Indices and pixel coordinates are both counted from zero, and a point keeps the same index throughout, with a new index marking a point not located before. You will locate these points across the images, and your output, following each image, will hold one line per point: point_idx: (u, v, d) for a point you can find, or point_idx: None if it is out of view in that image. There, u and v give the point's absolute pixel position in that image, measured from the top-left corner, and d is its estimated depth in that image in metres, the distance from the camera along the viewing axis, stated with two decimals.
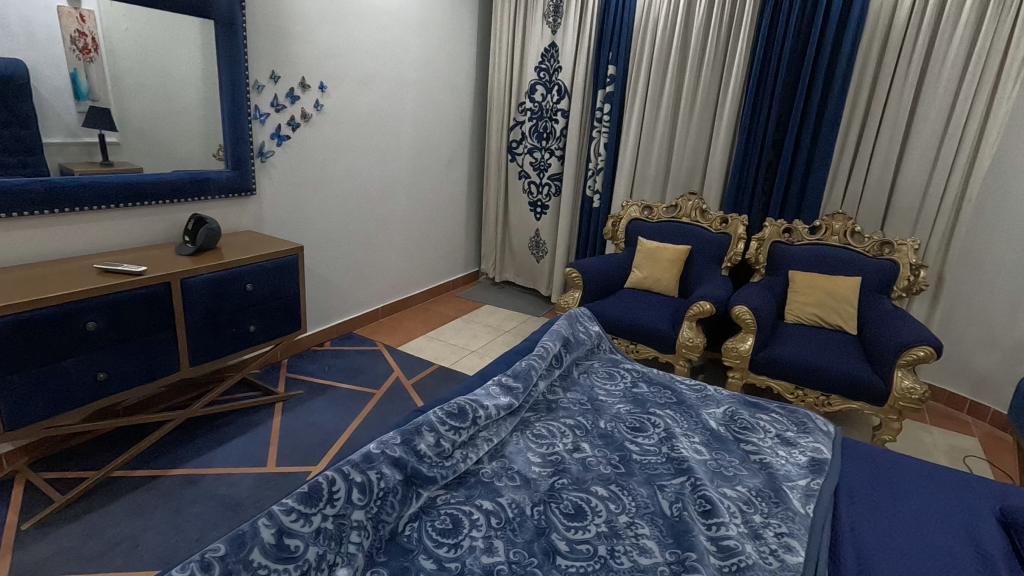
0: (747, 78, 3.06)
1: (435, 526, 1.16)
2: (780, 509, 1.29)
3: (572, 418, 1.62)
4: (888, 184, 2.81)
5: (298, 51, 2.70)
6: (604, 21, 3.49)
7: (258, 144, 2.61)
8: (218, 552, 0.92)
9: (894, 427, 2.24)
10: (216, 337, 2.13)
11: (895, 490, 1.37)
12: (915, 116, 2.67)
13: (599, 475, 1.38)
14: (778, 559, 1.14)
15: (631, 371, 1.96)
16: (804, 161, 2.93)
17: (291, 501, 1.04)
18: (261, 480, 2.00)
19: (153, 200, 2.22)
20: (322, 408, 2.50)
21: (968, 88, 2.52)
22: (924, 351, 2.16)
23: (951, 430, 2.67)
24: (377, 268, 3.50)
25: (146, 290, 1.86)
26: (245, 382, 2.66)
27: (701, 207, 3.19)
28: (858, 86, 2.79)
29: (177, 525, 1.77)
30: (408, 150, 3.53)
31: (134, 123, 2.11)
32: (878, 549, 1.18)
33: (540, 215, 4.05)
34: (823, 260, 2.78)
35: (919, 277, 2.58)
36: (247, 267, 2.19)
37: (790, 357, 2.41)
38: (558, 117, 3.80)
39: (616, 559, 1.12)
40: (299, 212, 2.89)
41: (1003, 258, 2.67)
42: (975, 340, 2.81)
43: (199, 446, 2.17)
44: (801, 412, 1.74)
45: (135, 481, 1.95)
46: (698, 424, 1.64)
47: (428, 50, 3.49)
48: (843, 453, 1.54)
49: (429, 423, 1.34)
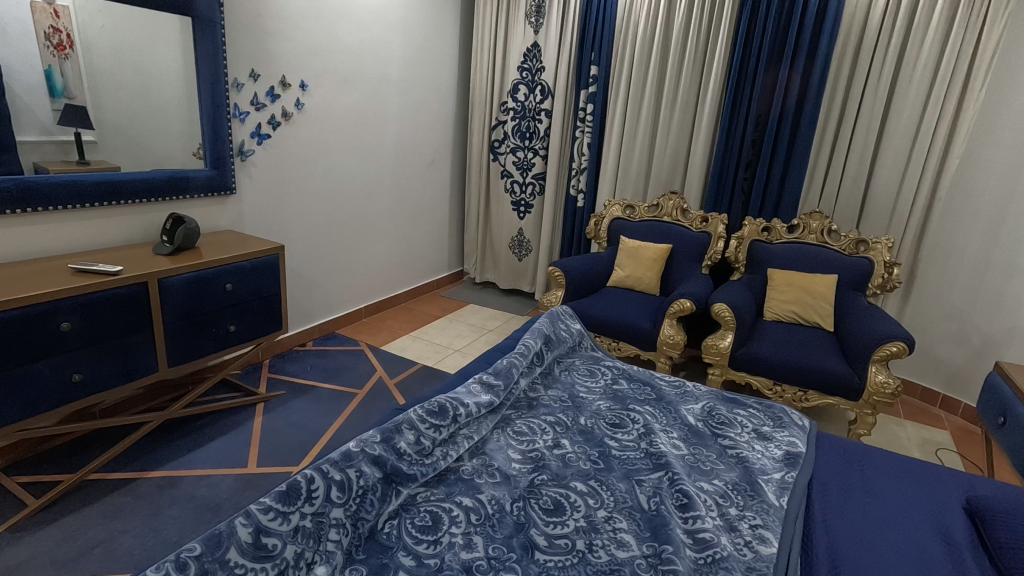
0: (726, 80, 3.10)
1: (415, 523, 1.17)
2: (755, 502, 1.31)
3: (552, 415, 1.63)
4: (863, 184, 2.87)
5: (278, 50, 2.68)
6: (586, 22, 3.52)
7: (238, 143, 2.58)
8: (194, 551, 0.92)
9: (869, 422, 2.29)
10: (196, 338, 2.11)
11: (867, 483, 1.40)
12: (889, 117, 2.73)
13: (578, 471, 1.39)
14: (752, 551, 1.16)
15: (612, 368, 1.98)
16: (781, 161, 2.98)
17: (269, 500, 1.04)
18: (241, 481, 1.99)
19: (130, 199, 2.19)
20: (304, 408, 2.49)
21: (939, 90, 2.58)
22: (897, 346, 2.22)
23: (924, 424, 2.74)
24: (359, 268, 3.48)
25: (123, 290, 1.84)
26: (225, 383, 2.64)
27: (682, 206, 3.22)
28: (834, 87, 2.84)
29: (155, 527, 1.75)
30: (390, 149, 3.52)
31: (111, 122, 2.08)
32: (849, 539, 1.21)
33: (524, 214, 4.06)
34: (801, 258, 2.83)
35: (893, 274, 2.65)
36: (226, 267, 2.17)
37: (768, 353, 2.45)
38: (542, 117, 3.81)
39: (594, 553, 1.13)
40: (280, 211, 2.87)
41: (974, 257, 2.74)
42: (946, 336, 2.88)
43: (178, 448, 2.14)
44: (778, 406, 1.77)
45: (112, 483, 1.92)
46: (676, 420, 1.67)
47: (410, 49, 3.49)
48: (818, 447, 1.57)
49: (409, 421, 1.34)
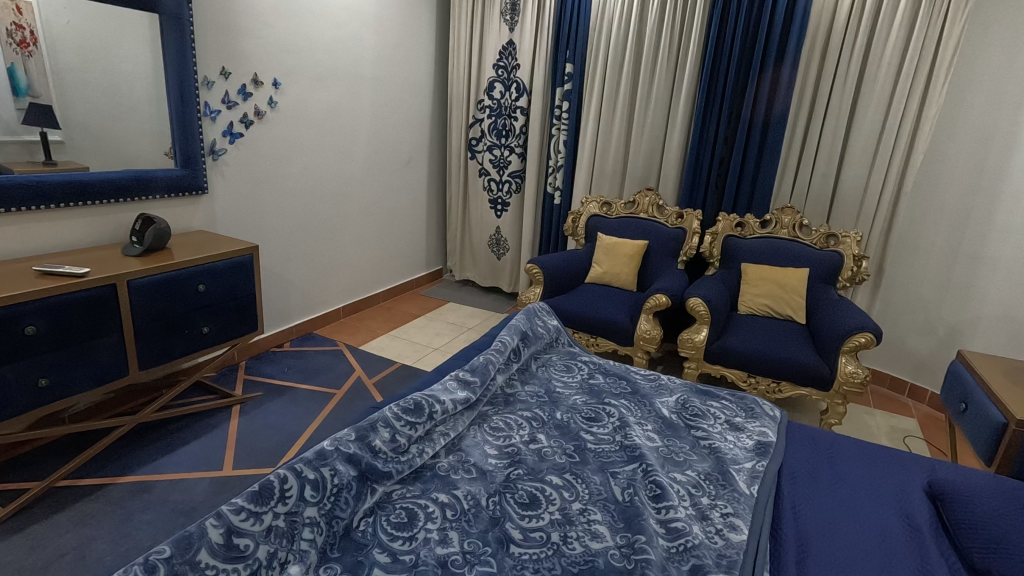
0: (698, 77, 3.14)
1: (390, 520, 1.17)
2: (726, 491, 1.34)
3: (529, 410, 1.65)
4: (832, 179, 2.93)
5: (250, 48, 2.64)
6: (561, 20, 3.53)
7: (209, 142, 2.54)
8: (163, 553, 0.91)
9: (839, 411, 2.35)
10: (167, 340, 2.08)
11: (834, 470, 1.44)
12: (856, 115, 2.79)
13: (554, 465, 1.41)
14: (723, 538, 1.19)
15: (589, 363, 2.00)
16: (754, 156, 3.03)
17: (241, 500, 1.03)
18: (216, 484, 1.97)
19: (97, 199, 2.14)
20: (281, 409, 2.47)
21: (902, 88, 2.65)
22: (865, 337, 2.27)
23: (892, 412, 2.81)
24: (335, 268, 3.46)
25: (91, 292, 1.80)
26: (200, 386, 2.60)
27: (657, 202, 3.26)
28: (803, 85, 2.90)
29: (127, 533, 1.73)
30: (366, 147, 3.49)
31: (78, 121, 2.04)
32: (817, 525, 1.24)
33: (501, 212, 4.07)
34: (774, 252, 2.88)
35: (861, 268, 2.72)
36: (199, 268, 2.14)
37: (741, 347, 2.49)
38: (518, 114, 3.82)
39: (568, 545, 1.14)
40: (254, 211, 2.84)
41: (938, 249, 2.82)
42: (913, 327, 2.96)
43: (151, 452, 2.11)
44: (750, 398, 1.80)
45: (82, 490, 1.88)
46: (651, 412, 1.69)
47: (384, 47, 3.46)
48: (788, 436, 1.61)
49: (385, 419, 1.34)
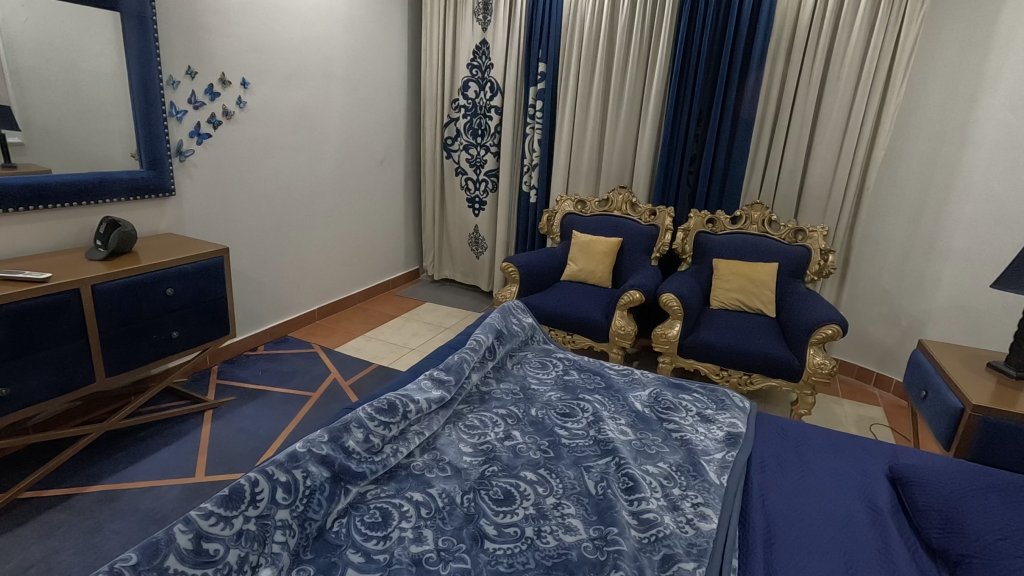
0: (669, 76, 3.18)
1: (364, 520, 1.17)
2: (697, 481, 1.37)
3: (503, 408, 1.65)
4: (799, 175, 3.00)
5: (217, 47, 2.60)
6: (533, 19, 3.55)
7: (175, 143, 2.49)
8: (130, 561, 0.89)
9: (809, 402, 2.41)
10: (135, 345, 2.04)
11: (802, 458, 1.48)
12: (821, 113, 2.87)
13: (528, 461, 1.42)
14: (693, 527, 1.21)
15: (563, 360, 2.02)
16: (724, 153, 3.09)
17: (210, 505, 1.02)
18: (187, 491, 1.93)
19: (59, 203, 2.09)
20: (255, 414, 2.43)
21: (864, 87, 2.73)
22: (832, 329, 2.33)
23: (860, 402, 2.90)
24: (310, 270, 3.43)
25: (53, 298, 1.76)
26: (171, 391, 2.55)
27: (631, 200, 3.30)
28: (771, 85, 2.96)
29: (95, 543, 1.69)
30: (338, 147, 3.46)
31: (39, 122, 1.99)
32: (783, 512, 1.27)
33: (478, 211, 4.08)
34: (744, 248, 2.93)
35: (828, 261, 2.78)
36: (167, 271, 2.10)
37: (713, 340, 2.54)
38: (492, 114, 3.83)
39: (542, 539, 1.16)
40: (225, 213, 2.79)
41: (900, 242, 2.91)
42: (878, 317, 3.05)
43: (119, 460, 2.06)
44: (720, 390, 1.84)
45: (47, 501, 1.83)
46: (624, 406, 1.72)
47: (355, 46, 3.44)
48: (757, 426, 1.65)
49: (358, 419, 1.34)
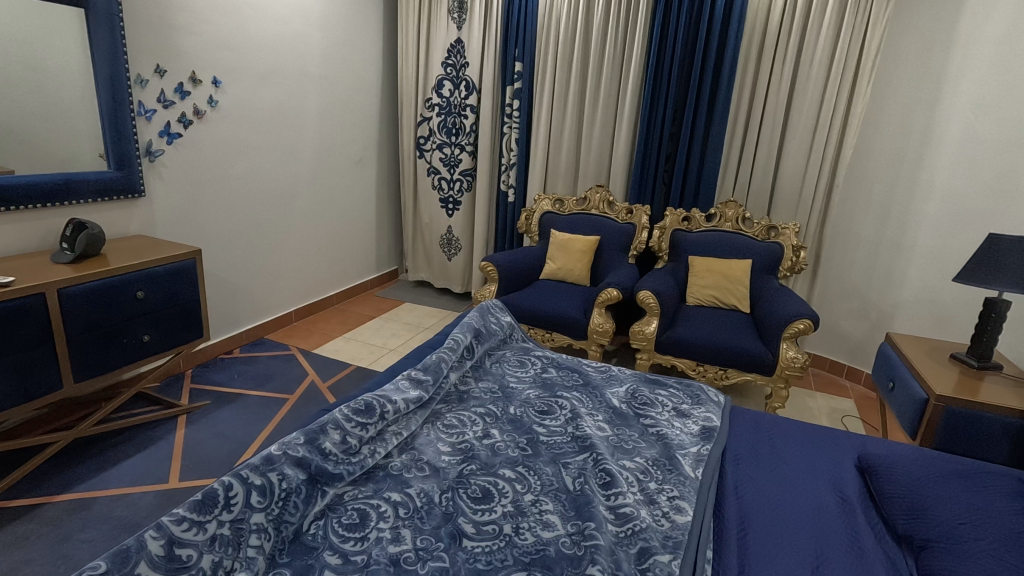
0: (643, 76, 3.22)
1: (341, 522, 1.16)
2: (673, 475, 1.39)
3: (482, 406, 1.66)
4: (771, 173, 3.06)
5: (187, 45, 2.55)
6: (509, 18, 3.55)
7: (145, 142, 2.44)
8: (99, 568, 0.87)
9: (783, 395, 2.46)
10: (105, 350, 1.99)
11: (774, 450, 1.52)
12: (791, 111, 2.92)
13: (506, 458, 1.42)
14: (669, 520, 1.23)
15: (542, 358, 2.03)
16: (699, 151, 3.13)
17: (182, 510, 1.00)
18: (161, 497, 1.90)
19: (23, 204, 2.03)
20: (231, 418, 2.40)
21: (833, 86, 2.79)
22: (804, 323, 2.39)
23: (832, 394, 2.97)
24: (286, 272, 3.39)
25: (18, 302, 1.71)
26: (143, 397, 2.50)
27: (608, 199, 3.33)
28: (744, 84, 3.01)
29: (65, 553, 1.65)
30: (313, 147, 3.43)
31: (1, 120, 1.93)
32: (756, 503, 1.30)
33: (452, 211, 4.06)
34: (719, 245, 2.98)
35: (800, 258, 2.85)
36: (137, 274, 2.06)
37: (690, 337, 2.57)
38: (467, 112, 3.82)
39: (520, 535, 1.17)
40: (197, 214, 2.74)
41: (868, 238, 2.99)
42: (849, 312, 3.12)
43: (89, 468, 2.01)
44: (696, 385, 1.87)
45: (13, 511, 1.78)
46: (602, 403, 1.74)
47: (330, 44, 3.41)
48: (731, 420, 1.68)
49: (335, 421, 1.33)
